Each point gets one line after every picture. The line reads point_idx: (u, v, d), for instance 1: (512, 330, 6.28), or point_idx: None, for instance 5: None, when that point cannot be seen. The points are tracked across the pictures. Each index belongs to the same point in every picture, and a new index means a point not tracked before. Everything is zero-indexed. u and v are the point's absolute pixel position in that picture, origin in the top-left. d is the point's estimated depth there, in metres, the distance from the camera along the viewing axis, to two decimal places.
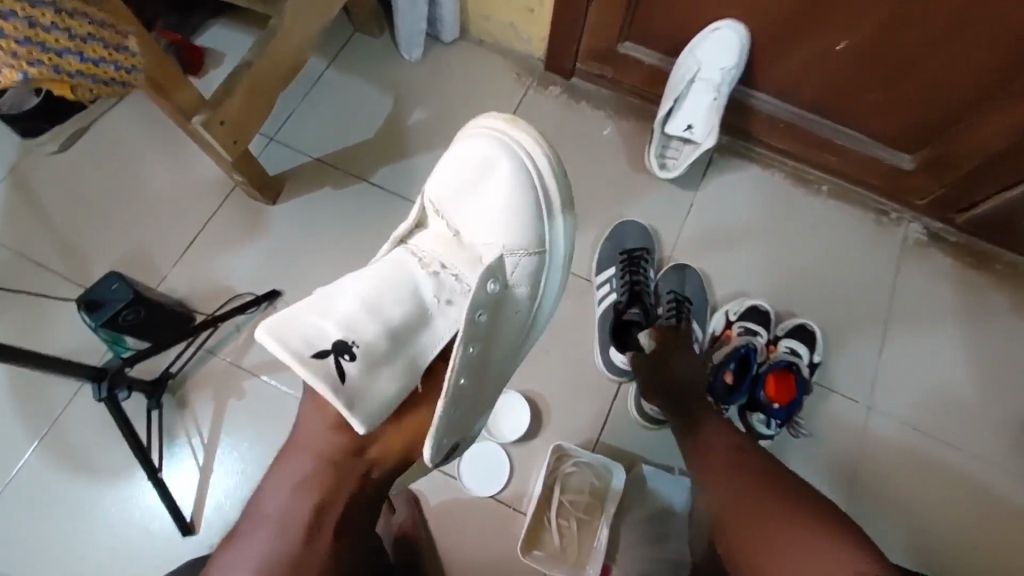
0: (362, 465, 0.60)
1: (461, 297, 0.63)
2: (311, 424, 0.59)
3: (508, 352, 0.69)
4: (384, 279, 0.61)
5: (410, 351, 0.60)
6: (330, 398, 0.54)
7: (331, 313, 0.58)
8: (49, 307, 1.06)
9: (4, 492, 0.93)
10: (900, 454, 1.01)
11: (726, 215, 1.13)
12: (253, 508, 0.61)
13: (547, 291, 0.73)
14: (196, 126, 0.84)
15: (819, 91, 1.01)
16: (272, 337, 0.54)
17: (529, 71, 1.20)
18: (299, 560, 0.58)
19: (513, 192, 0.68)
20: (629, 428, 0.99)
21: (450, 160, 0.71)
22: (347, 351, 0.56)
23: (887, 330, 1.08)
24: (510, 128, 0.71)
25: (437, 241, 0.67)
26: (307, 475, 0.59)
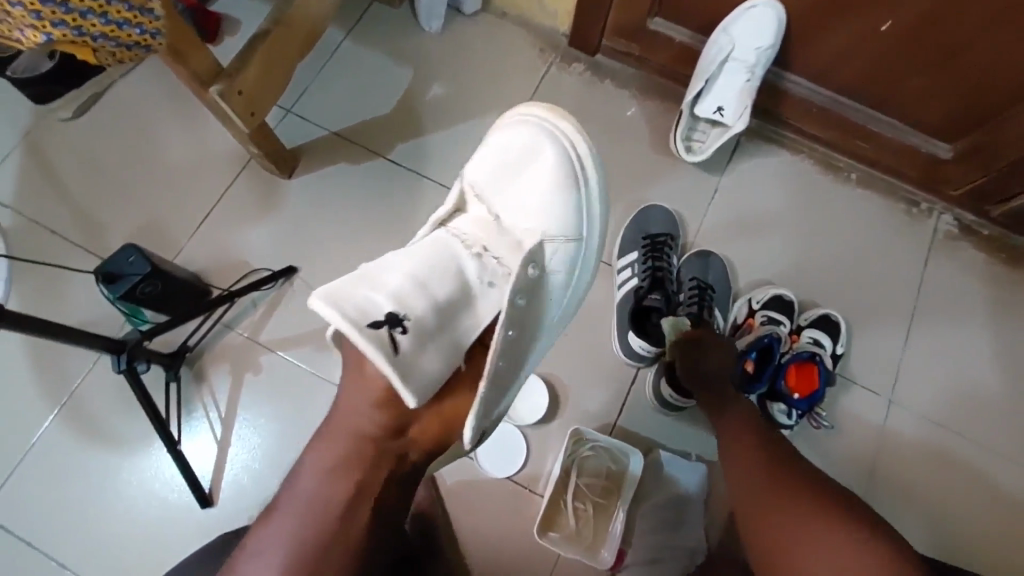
0: (400, 445, 0.59)
1: (502, 280, 0.62)
2: (351, 401, 0.59)
3: (540, 339, 0.67)
4: (430, 258, 0.61)
5: (455, 330, 0.59)
6: (386, 369, 0.53)
7: (380, 286, 0.57)
8: (65, 277, 1.05)
9: (23, 459, 0.94)
10: (918, 448, 1.00)
11: (752, 201, 1.10)
12: (294, 481, 0.61)
13: (582, 279, 0.72)
14: (213, 96, 0.82)
15: (856, 75, 0.97)
16: (326, 306, 0.53)
17: (552, 46, 1.16)
18: (338, 534, 0.58)
19: (556, 178, 0.67)
20: (647, 414, 0.98)
21: (493, 144, 0.69)
22: (400, 324, 0.55)
23: (912, 323, 1.06)
24: (555, 116, 0.70)
25: (478, 225, 0.65)
26: (348, 451, 0.59)
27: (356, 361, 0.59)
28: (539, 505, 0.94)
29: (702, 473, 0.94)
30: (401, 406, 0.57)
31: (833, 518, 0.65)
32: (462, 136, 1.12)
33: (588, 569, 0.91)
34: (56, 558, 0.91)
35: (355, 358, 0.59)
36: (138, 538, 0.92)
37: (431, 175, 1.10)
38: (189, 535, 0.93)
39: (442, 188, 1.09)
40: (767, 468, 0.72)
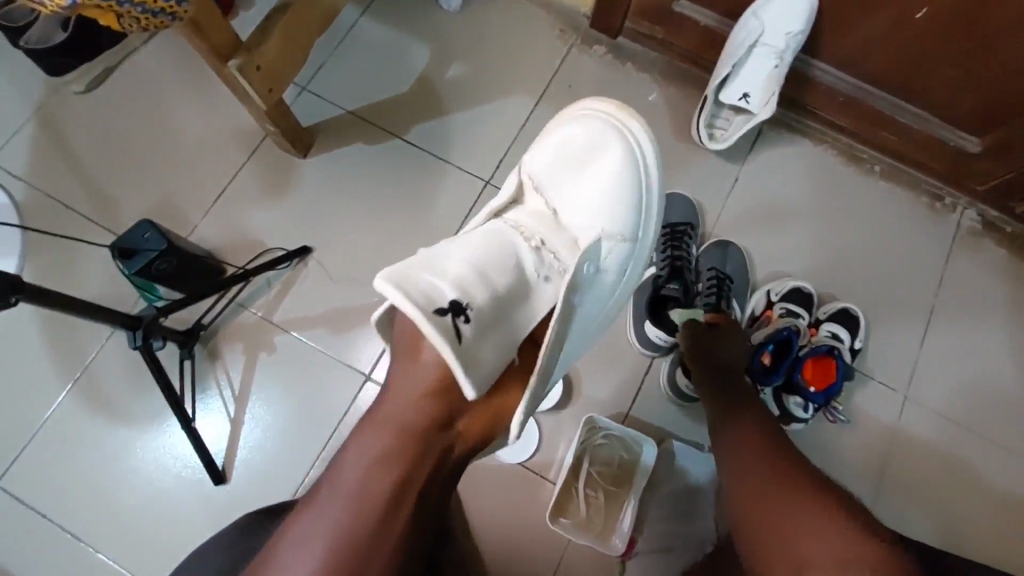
0: (447, 440, 0.56)
1: (557, 277, 0.61)
2: (399, 391, 0.56)
3: (581, 336, 0.66)
4: (489, 248, 0.59)
5: (512, 323, 0.57)
6: (453, 362, 0.50)
7: (442, 272, 0.56)
8: (78, 251, 1.04)
9: (37, 432, 0.94)
10: (932, 444, 1.00)
11: (772, 191, 1.09)
12: (329, 475, 0.57)
13: (629, 279, 0.71)
14: (232, 70, 0.80)
15: (885, 64, 0.94)
16: (391, 287, 0.51)
17: (573, 28, 1.14)
18: (378, 535, 0.53)
19: (619, 179, 0.67)
20: (661, 403, 0.98)
21: (555, 139, 0.69)
22: (463, 313, 0.53)
23: (931, 319, 1.05)
24: (621, 116, 0.70)
25: (535, 218, 0.65)
26: (392, 443, 0.55)
27: (408, 348, 0.57)
28: (550, 491, 0.94)
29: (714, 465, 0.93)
30: (454, 394, 0.56)
31: (833, 504, 0.64)
32: (480, 118, 1.10)
33: (598, 555, 0.91)
34: (69, 531, 0.92)
35: (408, 346, 0.57)
36: (150, 514, 0.93)
37: (448, 157, 1.08)
38: (202, 512, 0.93)
39: (458, 170, 1.07)
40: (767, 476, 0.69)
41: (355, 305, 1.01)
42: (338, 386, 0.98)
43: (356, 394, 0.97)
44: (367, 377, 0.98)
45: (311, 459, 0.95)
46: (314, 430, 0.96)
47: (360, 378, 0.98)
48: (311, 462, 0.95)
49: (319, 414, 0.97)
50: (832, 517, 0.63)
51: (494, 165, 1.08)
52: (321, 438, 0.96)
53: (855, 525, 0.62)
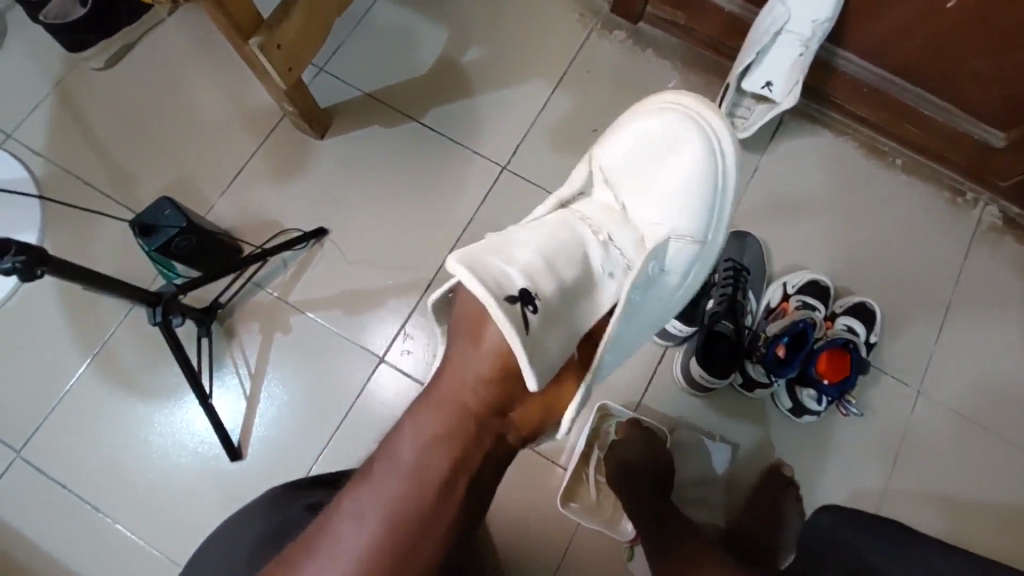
0: (502, 425, 0.54)
1: (622, 273, 0.59)
2: (457, 375, 0.53)
3: (639, 333, 0.66)
4: (557, 237, 0.57)
5: (575, 317, 0.55)
6: (518, 352, 0.48)
7: (513, 258, 0.54)
8: (96, 227, 1.05)
9: (55, 406, 0.96)
10: (944, 440, 1.00)
11: (791, 183, 1.08)
12: (385, 452, 0.54)
13: (691, 280, 0.70)
14: (253, 48, 0.80)
15: (914, 54, 0.92)
16: (463, 268, 0.50)
17: (593, 12, 1.12)
18: (431, 514, 0.52)
19: (694, 176, 0.66)
20: (673, 391, 0.98)
21: (630, 131, 0.68)
22: (531, 302, 0.51)
23: (948, 315, 1.04)
24: (700, 110, 0.68)
25: (603, 211, 0.64)
26: (449, 424, 0.53)
27: (467, 331, 0.53)
28: (561, 476, 0.95)
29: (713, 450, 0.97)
30: (514, 382, 0.52)
31: None
32: (498, 103, 1.09)
33: (607, 540, 0.92)
34: (88, 501, 0.93)
35: (467, 328, 0.53)
36: (168, 488, 0.94)
37: (465, 142, 1.08)
38: (217, 488, 0.94)
39: (476, 156, 1.07)
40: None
41: (370, 288, 1.01)
42: (353, 368, 0.99)
43: (370, 377, 0.98)
44: (381, 360, 0.99)
45: (325, 438, 0.96)
46: (329, 410, 0.97)
47: (374, 360, 0.99)
48: (326, 441, 0.96)
49: (333, 395, 0.98)
50: None
51: (510, 151, 1.07)
52: (336, 417, 0.97)
53: None
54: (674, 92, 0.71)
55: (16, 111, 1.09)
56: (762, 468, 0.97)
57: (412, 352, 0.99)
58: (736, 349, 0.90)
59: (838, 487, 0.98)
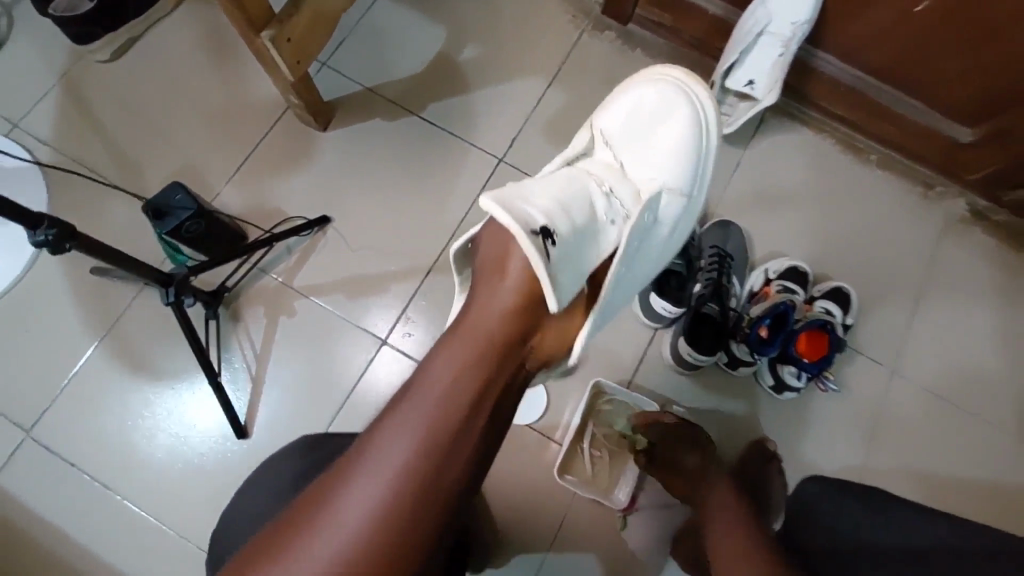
0: (524, 355, 0.55)
1: (622, 222, 0.62)
2: (481, 308, 0.54)
3: (634, 284, 0.70)
4: (568, 185, 0.60)
5: (588, 256, 0.58)
6: (543, 276, 0.52)
7: (532, 200, 0.56)
8: (103, 215, 1.08)
9: (66, 386, 0.99)
10: (917, 417, 1.06)
11: (772, 176, 1.14)
12: (411, 385, 0.52)
13: (678, 235, 0.75)
14: (265, 41, 0.83)
15: (887, 54, 0.99)
16: (496, 207, 0.52)
17: (585, 14, 1.18)
18: (461, 438, 0.50)
19: (685, 138, 0.71)
20: (664, 370, 1.04)
21: (625, 100, 0.74)
22: (551, 237, 0.54)
23: (919, 300, 1.10)
24: (685, 80, 0.75)
25: (603, 167, 0.68)
26: (480, 350, 0.52)
27: (492, 267, 0.55)
28: (557, 452, 0.99)
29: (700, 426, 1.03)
30: (536, 308, 0.54)
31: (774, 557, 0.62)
32: (495, 98, 1.14)
33: (602, 511, 0.97)
34: (95, 477, 0.96)
35: (491, 265, 0.55)
36: (175, 465, 0.97)
37: (463, 135, 1.12)
38: (222, 465, 0.97)
39: (474, 148, 1.11)
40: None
41: (373, 273, 1.05)
42: (356, 350, 1.02)
43: (372, 358, 1.02)
44: (383, 342, 1.02)
45: (330, 416, 1.00)
46: (333, 389, 1.01)
47: (377, 343, 1.02)
48: (330, 419, 1.00)
49: (337, 376, 1.01)
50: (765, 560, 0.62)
51: (508, 144, 1.12)
52: (340, 397, 1.01)
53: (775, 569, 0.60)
54: (664, 67, 0.77)
55: (23, 101, 1.12)
56: (746, 441, 1.03)
57: (413, 335, 1.03)
58: (721, 329, 0.95)
59: (819, 461, 1.04)
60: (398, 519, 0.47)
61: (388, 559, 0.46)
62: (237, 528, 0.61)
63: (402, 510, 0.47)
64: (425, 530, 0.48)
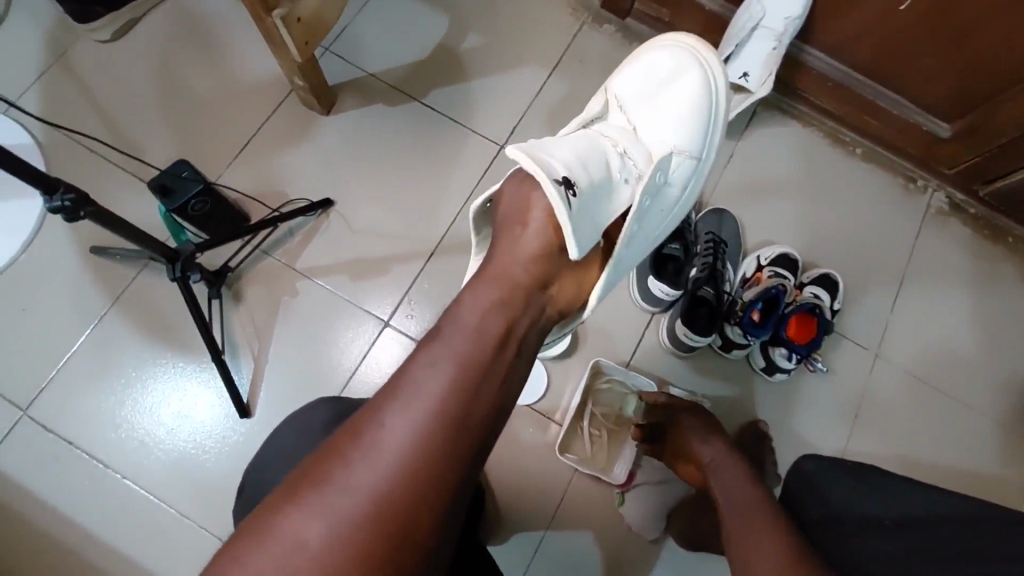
0: (544, 302, 0.59)
1: (635, 181, 0.67)
2: (505, 255, 0.59)
3: (648, 243, 0.74)
4: (585, 144, 0.65)
5: (606, 209, 0.62)
6: (565, 224, 0.56)
7: (553, 156, 0.61)
8: (102, 195, 1.07)
9: (65, 366, 0.98)
10: (899, 398, 1.11)
11: (764, 167, 1.18)
12: (442, 324, 0.55)
13: (690, 197, 0.78)
14: (274, 21, 0.84)
15: (872, 51, 1.04)
16: (522, 158, 0.59)
17: (585, 7, 1.21)
18: (491, 371, 0.53)
19: (696, 100, 0.75)
20: (661, 352, 1.07)
21: (639, 65, 0.78)
22: (572, 189, 0.58)
23: (902, 288, 1.15)
24: (699, 48, 0.78)
25: (617, 129, 0.72)
26: (506, 291, 0.56)
27: (513, 218, 0.60)
28: (556, 432, 1.01)
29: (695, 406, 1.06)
30: (557, 259, 0.60)
31: (780, 531, 0.62)
32: (496, 87, 1.16)
33: (601, 488, 0.99)
34: (98, 459, 0.96)
35: (512, 216, 0.60)
36: (178, 444, 0.97)
37: (465, 122, 1.14)
38: (224, 444, 0.97)
39: (475, 135, 1.13)
40: (779, 565, 0.58)
41: (375, 255, 1.06)
42: (358, 331, 1.03)
43: (375, 339, 1.03)
44: (386, 323, 1.04)
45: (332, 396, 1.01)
46: (336, 370, 1.02)
47: (379, 324, 1.04)
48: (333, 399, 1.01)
49: (339, 356, 1.02)
50: (773, 533, 0.62)
51: (509, 131, 1.14)
52: (342, 377, 1.02)
53: (780, 541, 0.61)
54: (675, 34, 0.81)
55: (20, 79, 1.11)
56: (739, 422, 1.06)
57: (415, 317, 1.04)
58: (715, 312, 0.99)
59: (807, 440, 1.07)
60: (433, 444, 0.49)
61: (424, 483, 0.48)
62: (258, 492, 0.62)
63: (439, 435, 0.49)
64: (458, 457, 0.50)
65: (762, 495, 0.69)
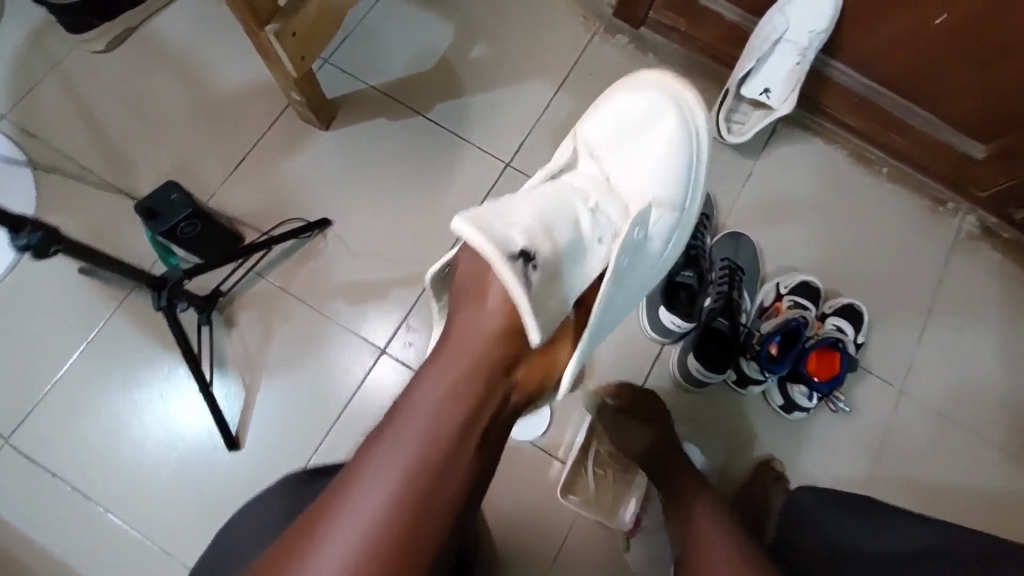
0: (515, 385, 0.51)
1: (611, 239, 0.58)
2: (462, 332, 0.50)
3: (627, 300, 0.66)
4: (550, 202, 0.56)
5: (573, 278, 0.54)
6: (524, 309, 0.47)
7: (509, 220, 0.52)
8: (92, 212, 1.03)
9: (49, 393, 0.96)
10: (924, 438, 1.04)
11: (785, 186, 1.11)
12: (397, 413, 0.49)
13: (672, 247, 0.72)
14: (268, 36, 0.79)
15: (903, 68, 0.97)
16: (468, 227, 0.48)
17: (597, 16, 1.15)
18: (448, 471, 0.47)
19: (673, 146, 0.68)
20: (669, 386, 1.01)
21: (609, 108, 0.70)
22: (530, 261, 0.50)
23: (929, 318, 1.08)
24: (676, 89, 0.72)
25: (588, 180, 0.64)
26: (463, 380, 0.48)
27: (473, 289, 0.51)
28: (559, 470, 0.96)
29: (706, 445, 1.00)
30: (522, 338, 0.50)
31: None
32: (501, 101, 1.11)
33: (604, 530, 0.94)
34: (80, 491, 0.93)
35: (473, 287, 0.51)
36: (162, 475, 0.94)
37: (469, 138, 1.09)
38: (210, 474, 0.95)
39: (480, 151, 1.08)
40: None
41: (372, 279, 1.02)
42: (355, 359, 0.99)
43: (371, 367, 0.99)
44: (382, 351, 0.99)
45: (329, 424, 0.97)
46: (329, 400, 0.98)
47: (375, 352, 0.99)
48: (329, 427, 0.97)
49: (336, 383, 0.98)
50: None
51: (515, 148, 1.09)
52: (337, 406, 0.98)
53: None
54: (647, 72, 0.74)
55: (12, 90, 1.07)
56: (752, 463, 1.00)
57: (413, 345, 0.99)
58: (728, 345, 0.94)
59: (825, 482, 1.01)
60: (383, 557, 0.44)
61: None
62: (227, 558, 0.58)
63: (388, 547, 0.44)
64: (416, 567, 0.45)
65: (733, 534, 0.65)
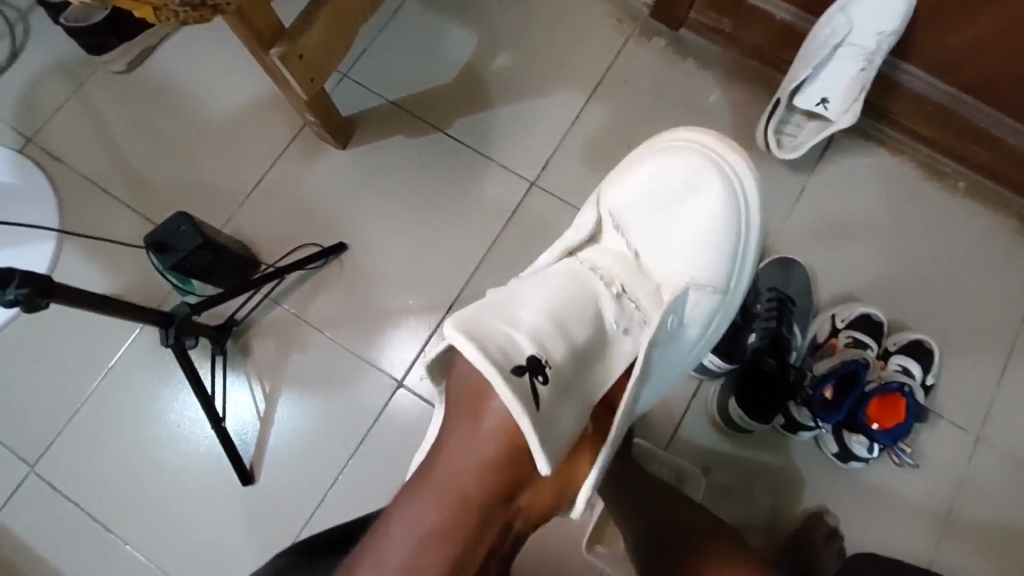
0: (510, 514, 0.51)
1: (638, 328, 0.57)
2: (451, 458, 0.50)
3: (661, 382, 0.65)
4: (566, 295, 0.56)
5: (590, 381, 0.54)
6: (529, 433, 0.47)
7: (517, 322, 0.52)
8: (112, 237, 1.03)
9: (71, 421, 0.97)
10: (1005, 494, 0.91)
11: (842, 205, 1.00)
12: (379, 539, 0.50)
13: (716, 327, 0.69)
14: (274, 60, 0.74)
15: (987, 71, 0.84)
16: (464, 339, 0.49)
17: (631, 17, 1.05)
18: None
19: (715, 216, 0.66)
20: (705, 429, 0.93)
21: (642, 172, 0.68)
22: (541, 372, 0.49)
23: (1012, 355, 0.95)
24: (720, 150, 0.69)
25: (615, 259, 0.63)
26: (450, 516, 0.49)
27: (464, 410, 0.51)
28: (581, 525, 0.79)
29: (749, 492, 0.92)
30: (515, 469, 0.49)
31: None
32: (526, 114, 1.04)
33: None
34: (101, 521, 0.94)
35: (465, 408, 0.51)
36: (177, 509, 0.94)
37: (491, 155, 1.02)
38: (224, 508, 0.94)
39: (503, 170, 1.01)
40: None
41: (387, 308, 0.97)
42: (372, 392, 0.95)
43: (387, 402, 0.94)
44: (399, 384, 0.95)
45: (344, 459, 0.93)
46: (343, 436, 0.94)
47: (392, 385, 0.95)
48: (344, 462, 0.93)
49: (351, 417, 0.94)
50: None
51: (540, 165, 1.01)
52: (353, 440, 0.94)
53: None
54: (687, 128, 0.71)
55: (37, 114, 1.08)
56: (801, 515, 0.91)
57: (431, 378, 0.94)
58: (777, 391, 0.84)
59: (884, 540, 0.90)
60: None
61: None
62: None
63: None
64: None
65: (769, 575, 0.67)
